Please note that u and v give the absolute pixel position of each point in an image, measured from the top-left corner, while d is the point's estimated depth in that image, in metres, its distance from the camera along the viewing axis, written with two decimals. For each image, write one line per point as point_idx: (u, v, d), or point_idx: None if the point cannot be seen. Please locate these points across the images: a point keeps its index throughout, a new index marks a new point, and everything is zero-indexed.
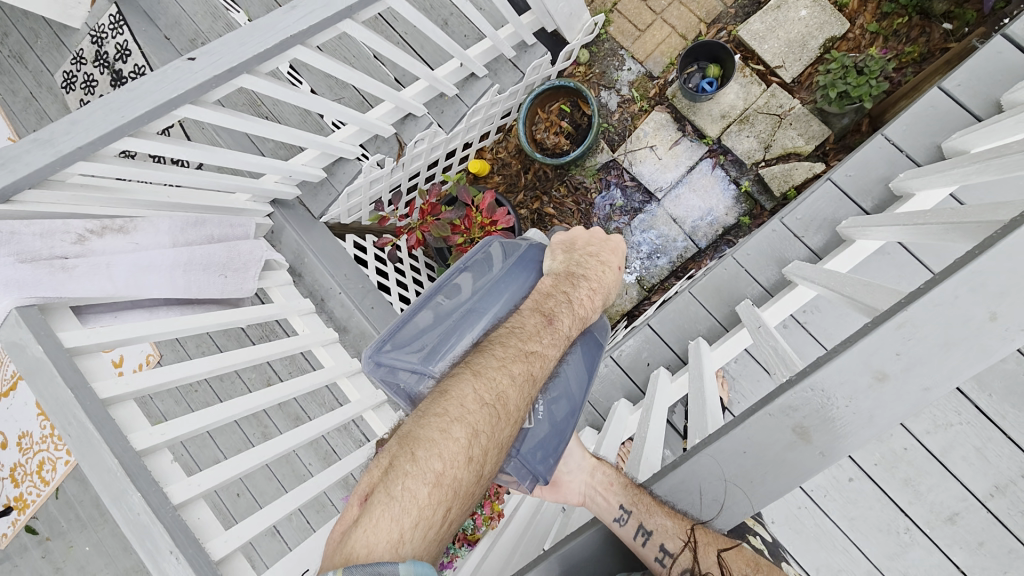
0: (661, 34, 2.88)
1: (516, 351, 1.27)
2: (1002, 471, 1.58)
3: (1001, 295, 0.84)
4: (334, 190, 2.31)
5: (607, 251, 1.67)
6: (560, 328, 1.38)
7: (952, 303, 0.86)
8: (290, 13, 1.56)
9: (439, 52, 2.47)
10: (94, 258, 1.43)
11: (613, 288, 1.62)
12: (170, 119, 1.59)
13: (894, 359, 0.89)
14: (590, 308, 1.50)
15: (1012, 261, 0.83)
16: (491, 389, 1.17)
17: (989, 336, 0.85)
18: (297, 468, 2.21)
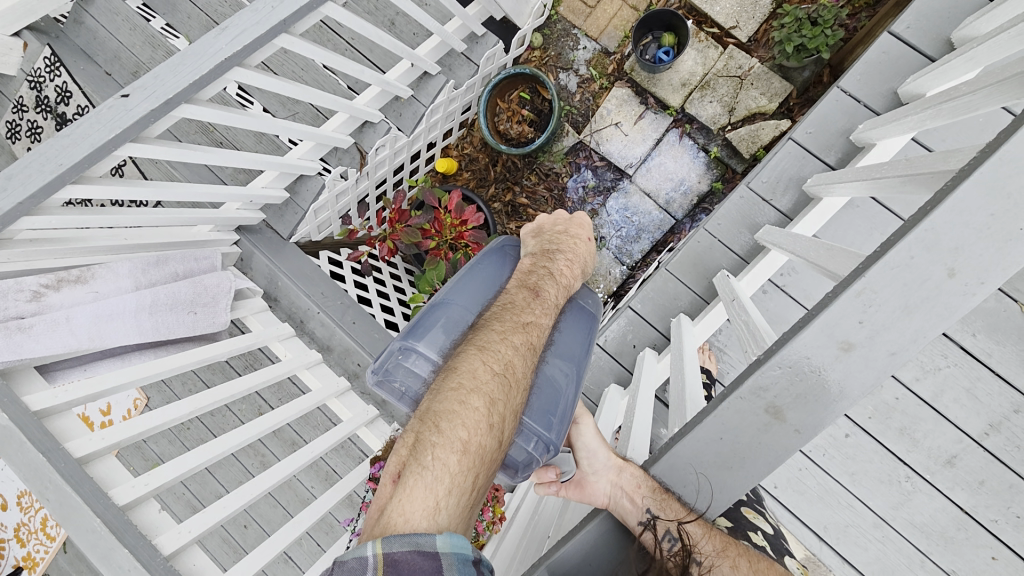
0: (612, 8, 2.83)
1: (513, 322, 1.21)
2: (995, 408, 1.59)
3: (955, 251, 0.82)
4: (300, 209, 2.26)
5: (577, 225, 1.60)
6: (549, 298, 1.30)
7: (909, 264, 0.84)
8: (220, 36, 1.50)
9: (388, 54, 2.41)
10: (50, 315, 1.39)
11: (592, 262, 1.56)
12: (116, 160, 1.53)
13: (858, 327, 0.87)
14: (573, 277, 1.43)
15: (964, 215, 0.81)
16: (498, 358, 1.12)
17: (950, 292, 0.84)
18: (300, 493, 2.18)
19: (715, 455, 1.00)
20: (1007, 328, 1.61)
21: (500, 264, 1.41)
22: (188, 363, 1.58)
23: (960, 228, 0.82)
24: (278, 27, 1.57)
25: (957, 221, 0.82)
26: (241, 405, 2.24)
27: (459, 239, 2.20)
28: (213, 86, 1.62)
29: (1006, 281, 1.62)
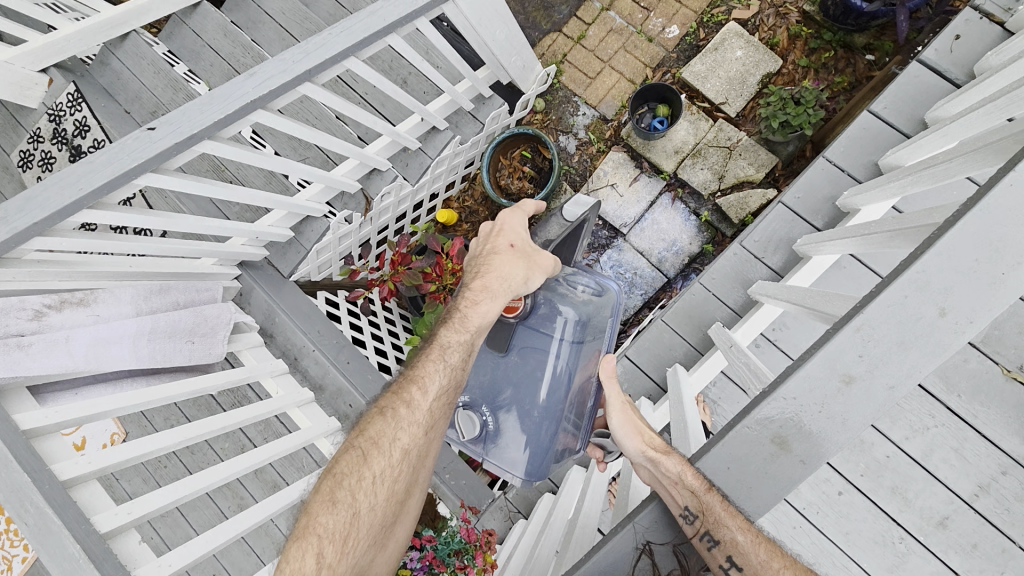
0: (611, 80, 3.04)
1: (389, 395, 1.32)
2: (982, 469, 1.54)
3: (945, 293, 0.88)
4: (303, 249, 2.31)
5: (499, 235, 1.56)
6: (435, 353, 1.37)
7: (903, 303, 0.89)
8: (246, 80, 1.61)
9: (400, 108, 2.54)
10: (50, 334, 1.35)
11: (515, 268, 1.47)
12: (131, 189, 1.58)
13: (858, 361, 0.91)
14: (478, 307, 1.41)
15: (951, 259, 0.88)
16: (360, 435, 1.25)
17: (942, 331, 0.89)
18: (274, 538, 2.07)
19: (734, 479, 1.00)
20: (989, 391, 1.58)
21: None
22: (183, 393, 1.57)
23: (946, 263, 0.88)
24: (301, 77, 1.68)
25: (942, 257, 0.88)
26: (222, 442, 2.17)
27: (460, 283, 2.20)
28: (235, 125, 1.71)
29: (984, 342, 1.59)
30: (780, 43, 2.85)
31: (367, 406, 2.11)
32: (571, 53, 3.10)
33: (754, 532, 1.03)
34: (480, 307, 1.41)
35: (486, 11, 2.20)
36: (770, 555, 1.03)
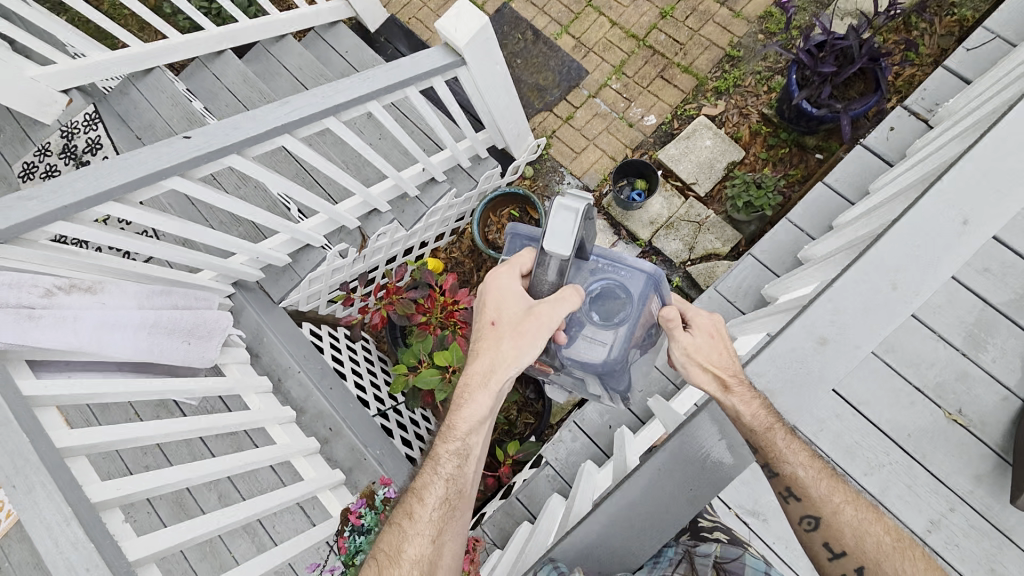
0: (594, 156, 3.37)
1: (400, 510, 1.28)
2: (933, 506, 1.61)
3: (896, 271, 1.16)
4: (296, 276, 2.39)
5: (486, 308, 1.33)
6: (437, 461, 1.29)
7: (864, 278, 1.18)
8: (279, 109, 1.81)
9: (404, 156, 2.74)
10: (60, 311, 1.39)
11: (506, 349, 1.26)
12: (156, 190, 1.66)
13: (830, 325, 1.19)
14: (476, 402, 1.29)
15: (894, 246, 1.17)
16: (377, 555, 1.22)
17: (897, 300, 1.16)
18: (218, 555, 1.89)
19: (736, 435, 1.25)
20: (935, 431, 1.65)
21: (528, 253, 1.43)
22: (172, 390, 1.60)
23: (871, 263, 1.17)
24: (329, 110, 1.88)
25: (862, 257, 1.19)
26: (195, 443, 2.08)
27: (449, 317, 2.24)
28: (264, 146, 1.84)
29: (928, 387, 1.69)
30: (743, 138, 3.26)
31: (347, 431, 2.11)
32: (560, 130, 3.45)
33: (817, 468, 1.17)
34: (470, 406, 1.29)
35: (491, 80, 2.46)
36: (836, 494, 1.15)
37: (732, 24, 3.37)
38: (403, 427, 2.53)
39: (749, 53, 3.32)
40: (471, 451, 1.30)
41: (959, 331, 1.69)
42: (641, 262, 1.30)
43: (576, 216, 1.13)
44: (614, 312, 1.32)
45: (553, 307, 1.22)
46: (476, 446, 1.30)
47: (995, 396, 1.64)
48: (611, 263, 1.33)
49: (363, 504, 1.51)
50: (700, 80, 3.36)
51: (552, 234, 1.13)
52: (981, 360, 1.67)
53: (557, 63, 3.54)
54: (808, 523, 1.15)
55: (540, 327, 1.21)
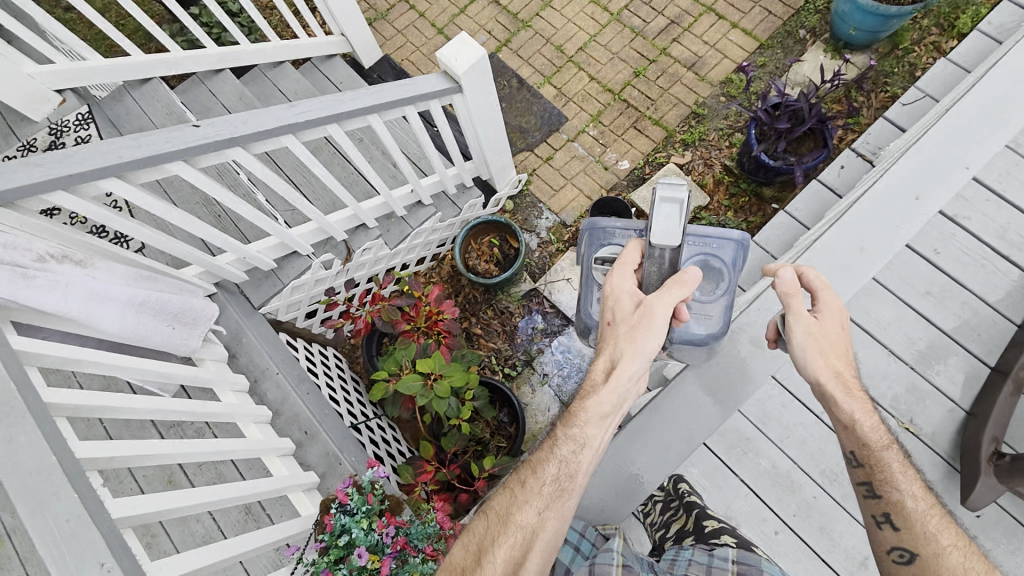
0: (572, 194, 3.57)
1: (520, 477, 1.38)
2: None
3: (862, 236, 1.87)
4: (279, 283, 2.40)
5: (607, 305, 1.45)
6: (562, 439, 1.38)
7: (836, 240, 1.87)
8: (288, 110, 1.90)
9: (394, 176, 2.85)
10: (55, 274, 1.43)
11: (626, 343, 1.36)
12: (159, 173, 1.69)
13: (810, 280, 1.84)
14: (599, 389, 1.36)
15: (860, 219, 1.88)
16: (494, 513, 1.34)
17: (866, 256, 1.85)
18: (160, 544, 1.84)
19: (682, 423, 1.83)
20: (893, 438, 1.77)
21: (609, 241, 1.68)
22: (153, 372, 1.61)
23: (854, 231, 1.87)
24: (334, 116, 1.99)
25: (847, 226, 1.88)
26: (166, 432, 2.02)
27: (433, 326, 2.34)
28: (268, 144, 1.91)
29: (883, 398, 1.82)
30: (708, 185, 3.54)
31: (323, 433, 2.08)
32: (540, 169, 3.66)
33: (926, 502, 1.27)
34: (592, 398, 1.37)
35: (483, 111, 2.62)
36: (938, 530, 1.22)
37: (697, 86, 3.73)
38: (375, 444, 2.43)
39: (712, 112, 3.67)
40: (587, 441, 1.36)
41: (907, 347, 1.85)
42: (727, 232, 1.56)
43: (677, 209, 1.28)
44: (715, 281, 1.58)
45: (663, 297, 1.35)
46: (593, 437, 1.36)
47: (942, 407, 1.78)
48: (702, 238, 1.58)
49: (349, 485, 1.52)
50: (669, 132, 3.66)
51: (658, 230, 1.30)
52: (930, 374, 1.82)
53: (538, 109, 3.80)
54: (901, 556, 1.21)
55: (652, 320, 1.34)
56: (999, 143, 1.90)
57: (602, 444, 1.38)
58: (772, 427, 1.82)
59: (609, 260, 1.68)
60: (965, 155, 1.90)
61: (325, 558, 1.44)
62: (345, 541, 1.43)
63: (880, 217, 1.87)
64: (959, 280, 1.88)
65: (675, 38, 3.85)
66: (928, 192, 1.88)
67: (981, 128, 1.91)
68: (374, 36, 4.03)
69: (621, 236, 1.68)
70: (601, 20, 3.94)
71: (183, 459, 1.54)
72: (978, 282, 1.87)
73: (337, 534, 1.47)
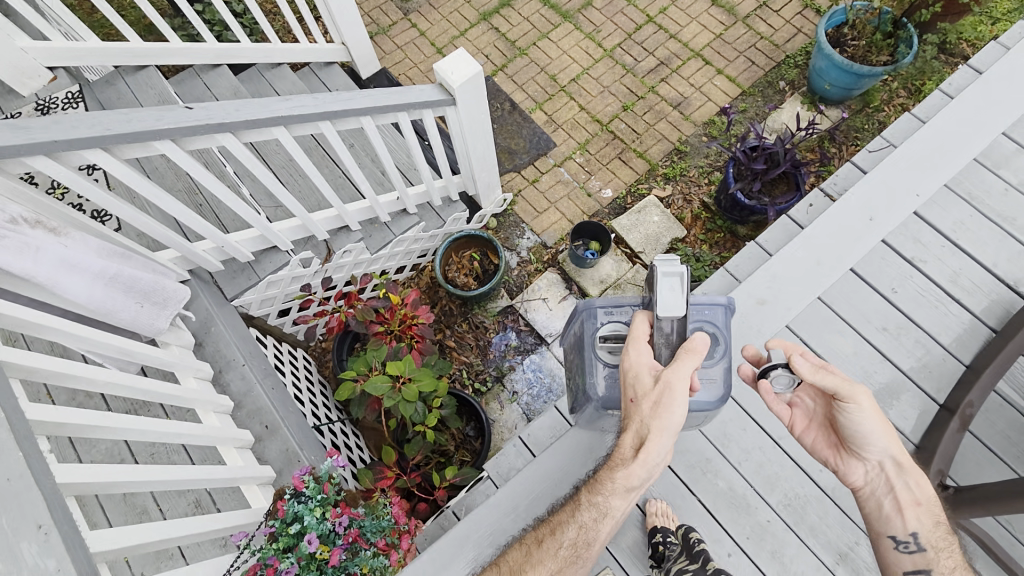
0: (554, 217, 3.65)
1: (538, 537, 1.41)
2: (841, 538, 1.74)
3: (822, 251, 2.02)
4: (255, 276, 2.39)
5: (627, 375, 1.32)
6: (584, 504, 1.35)
7: (797, 250, 2.03)
8: (282, 103, 1.93)
9: (381, 182, 2.88)
10: (26, 237, 1.44)
11: (648, 420, 1.23)
12: (145, 151, 1.71)
13: (765, 290, 2.00)
14: (625, 465, 1.27)
15: (823, 234, 2.04)
16: (509, 566, 1.37)
17: (825, 270, 2.01)
18: (90, 512, 1.78)
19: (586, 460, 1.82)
20: None
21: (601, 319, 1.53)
22: (114, 347, 1.64)
23: (814, 246, 2.01)
24: (327, 114, 2.03)
25: (808, 241, 2.03)
26: (120, 407, 1.96)
27: (407, 330, 2.34)
28: (258, 134, 1.94)
29: None
30: (685, 219, 3.65)
31: (284, 428, 2.05)
32: (526, 191, 3.73)
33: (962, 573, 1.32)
34: (620, 472, 1.27)
35: (475, 128, 2.69)
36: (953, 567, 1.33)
37: (681, 124, 3.88)
38: (337, 447, 2.38)
39: (693, 150, 3.82)
40: (610, 512, 1.30)
41: (864, 380, 1.91)
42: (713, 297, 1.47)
43: (679, 280, 1.25)
44: (712, 346, 1.47)
45: (680, 366, 1.25)
46: (617, 508, 1.29)
47: None
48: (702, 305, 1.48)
49: (306, 473, 1.59)
50: (652, 166, 3.79)
51: (662, 303, 1.25)
52: (884, 408, 1.89)
53: (528, 133, 3.90)
54: None
55: (673, 392, 1.22)
56: (944, 176, 2.10)
57: (626, 514, 1.31)
58: (731, 449, 1.86)
59: (611, 337, 1.51)
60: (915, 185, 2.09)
61: (275, 545, 1.47)
62: (296, 528, 1.47)
63: (839, 234, 2.03)
64: (913, 320, 1.97)
65: (663, 78, 4.02)
66: (881, 215, 2.05)
67: (931, 161, 2.11)
68: (374, 49, 4.13)
69: (616, 313, 1.53)
70: (595, 54, 4.10)
71: (135, 434, 1.55)
72: (931, 322, 1.96)
73: (288, 522, 1.51)
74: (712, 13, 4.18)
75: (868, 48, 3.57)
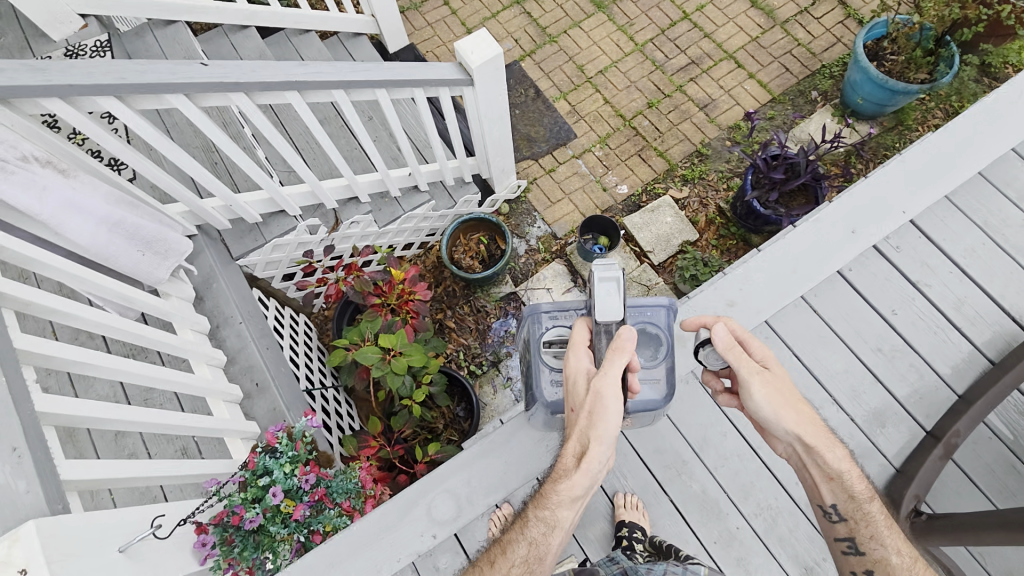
0: (567, 209, 3.63)
1: (488, 560, 1.35)
2: (809, 553, 1.73)
3: (796, 259, 1.91)
4: (262, 237, 2.43)
5: (568, 387, 1.29)
6: (529, 520, 1.32)
7: (770, 256, 1.91)
8: (298, 67, 1.94)
9: (395, 157, 2.90)
10: (34, 175, 1.52)
11: (589, 424, 1.22)
12: (158, 103, 1.74)
13: (738, 289, 1.88)
14: (570, 477, 1.24)
15: (811, 241, 1.92)
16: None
17: (795, 281, 1.90)
18: (80, 444, 1.86)
19: (524, 450, 1.71)
20: None
21: (544, 321, 1.53)
22: (113, 291, 1.69)
23: (787, 253, 1.90)
24: (342, 82, 2.03)
25: (782, 247, 1.91)
26: (120, 350, 2.02)
27: (403, 305, 2.35)
28: (272, 96, 1.96)
29: None
30: (699, 223, 3.60)
31: (273, 388, 2.09)
32: (541, 179, 3.72)
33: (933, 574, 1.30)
34: (563, 483, 1.25)
35: (491, 111, 2.68)
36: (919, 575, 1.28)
37: (706, 126, 3.82)
38: (326, 413, 2.43)
39: (715, 154, 3.76)
40: (559, 522, 1.28)
41: (852, 399, 1.89)
42: (656, 299, 1.50)
43: (616, 285, 1.25)
44: (654, 347, 1.50)
45: (606, 368, 1.21)
46: (565, 519, 1.27)
47: (875, 463, 1.82)
48: (638, 308, 1.51)
49: (281, 430, 1.68)
50: (671, 166, 3.74)
51: (600, 308, 1.25)
52: (870, 430, 1.86)
53: (549, 122, 3.88)
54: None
55: (607, 398, 1.19)
56: (938, 194, 1.95)
57: (576, 522, 1.29)
58: (709, 454, 1.85)
59: (556, 342, 1.52)
60: (906, 201, 1.95)
61: (243, 495, 1.55)
62: (265, 481, 1.55)
63: (817, 246, 1.91)
64: (910, 344, 1.94)
65: (693, 78, 3.95)
66: (864, 228, 1.92)
67: (928, 177, 1.96)
68: (405, 24, 4.12)
69: (561, 318, 1.53)
70: (625, 48, 4.04)
71: (126, 376, 1.60)
72: (929, 349, 1.92)
73: (257, 474, 1.60)
74: (751, 14, 4.08)
75: (907, 64, 3.46)
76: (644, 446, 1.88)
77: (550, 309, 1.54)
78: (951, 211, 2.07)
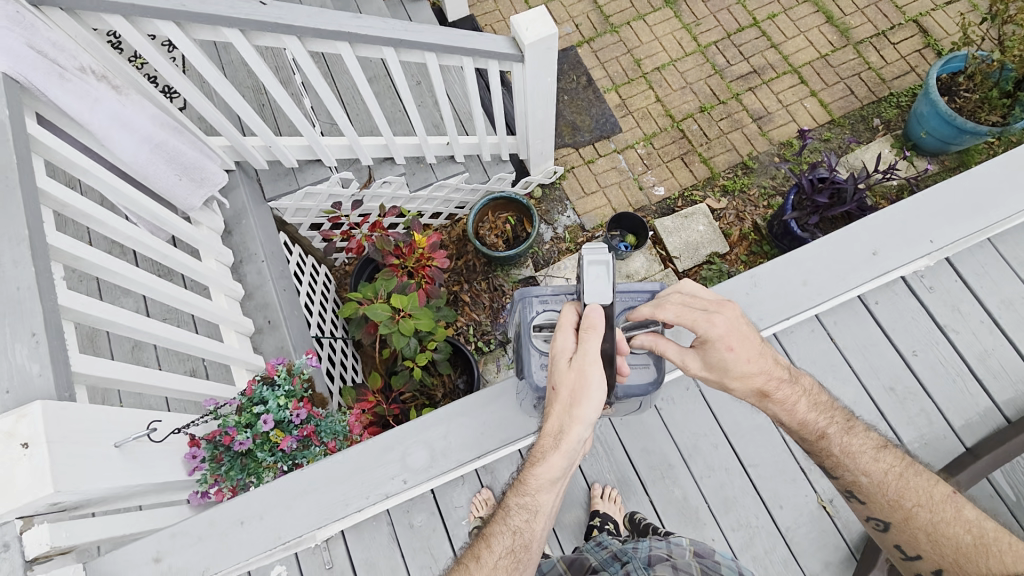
0: (599, 202, 3.60)
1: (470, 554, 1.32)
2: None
3: (809, 271, 1.84)
4: (295, 183, 2.49)
5: (550, 368, 1.27)
6: (509, 505, 1.32)
7: (783, 268, 1.85)
8: (351, 19, 1.96)
9: (436, 124, 2.92)
10: (89, 87, 1.59)
11: (571, 398, 1.22)
12: (214, 36, 1.79)
13: (745, 294, 1.83)
14: (554, 457, 1.25)
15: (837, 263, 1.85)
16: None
17: (805, 293, 1.83)
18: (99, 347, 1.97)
19: (502, 416, 1.72)
20: (808, 514, 1.77)
21: (537, 303, 1.53)
22: (148, 209, 1.77)
23: (800, 265, 1.84)
24: (392, 40, 2.04)
25: (797, 259, 1.86)
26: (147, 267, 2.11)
27: (420, 269, 2.39)
28: (322, 45, 1.98)
29: (812, 472, 1.80)
30: (732, 236, 3.52)
31: (284, 327, 2.15)
32: (578, 169, 3.69)
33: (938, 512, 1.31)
34: (542, 465, 1.27)
35: (538, 91, 2.66)
36: (900, 494, 1.32)
37: (756, 139, 3.72)
38: (331, 362, 2.50)
39: (761, 168, 3.66)
40: (540, 507, 1.30)
41: None
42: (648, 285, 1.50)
43: (605, 268, 1.19)
44: None
45: (583, 348, 1.19)
46: (545, 503, 1.29)
47: None
48: (628, 292, 1.50)
49: (281, 363, 1.79)
50: (713, 174, 3.66)
51: (589, 291, 1.20)
52: None
53: (597, 112, 3.83)
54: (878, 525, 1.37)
55: (591, 373, 1.20)
56: (973, 231, 1.85)
57: (555, 507, 1.31)
58: (696, 462, 1.84)
59: (546, 327, 1.49)
60: (934, 230, 1.86)
61: (237, 418, 1.67)
62: (259, 408, 1.67)
63: (832, 261, 1.84)
64: (925, 387, 1.87)
65: (752, 88, 3.84)
66: (887, 250, 1.84)
67: (962, 210, 1.86)
68: None
69: (551, 302, 1.53)
70: (687, 47, 3.95)
71: (148, 290, 1.67)
72: (944, 396, 1.86)
73: (253, 402, 1.71)
74: (824, 30, 3.93)
75: (980, 104, 3.28)
76: (633, 444, 1.88)
77: (540, 294, 1.55)
78: (994, 258, 1.97)
